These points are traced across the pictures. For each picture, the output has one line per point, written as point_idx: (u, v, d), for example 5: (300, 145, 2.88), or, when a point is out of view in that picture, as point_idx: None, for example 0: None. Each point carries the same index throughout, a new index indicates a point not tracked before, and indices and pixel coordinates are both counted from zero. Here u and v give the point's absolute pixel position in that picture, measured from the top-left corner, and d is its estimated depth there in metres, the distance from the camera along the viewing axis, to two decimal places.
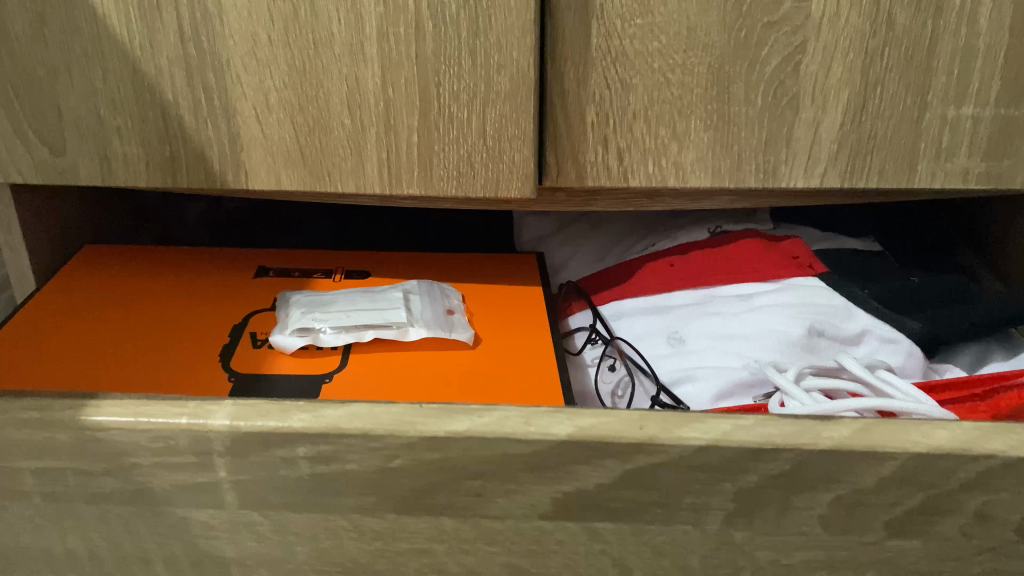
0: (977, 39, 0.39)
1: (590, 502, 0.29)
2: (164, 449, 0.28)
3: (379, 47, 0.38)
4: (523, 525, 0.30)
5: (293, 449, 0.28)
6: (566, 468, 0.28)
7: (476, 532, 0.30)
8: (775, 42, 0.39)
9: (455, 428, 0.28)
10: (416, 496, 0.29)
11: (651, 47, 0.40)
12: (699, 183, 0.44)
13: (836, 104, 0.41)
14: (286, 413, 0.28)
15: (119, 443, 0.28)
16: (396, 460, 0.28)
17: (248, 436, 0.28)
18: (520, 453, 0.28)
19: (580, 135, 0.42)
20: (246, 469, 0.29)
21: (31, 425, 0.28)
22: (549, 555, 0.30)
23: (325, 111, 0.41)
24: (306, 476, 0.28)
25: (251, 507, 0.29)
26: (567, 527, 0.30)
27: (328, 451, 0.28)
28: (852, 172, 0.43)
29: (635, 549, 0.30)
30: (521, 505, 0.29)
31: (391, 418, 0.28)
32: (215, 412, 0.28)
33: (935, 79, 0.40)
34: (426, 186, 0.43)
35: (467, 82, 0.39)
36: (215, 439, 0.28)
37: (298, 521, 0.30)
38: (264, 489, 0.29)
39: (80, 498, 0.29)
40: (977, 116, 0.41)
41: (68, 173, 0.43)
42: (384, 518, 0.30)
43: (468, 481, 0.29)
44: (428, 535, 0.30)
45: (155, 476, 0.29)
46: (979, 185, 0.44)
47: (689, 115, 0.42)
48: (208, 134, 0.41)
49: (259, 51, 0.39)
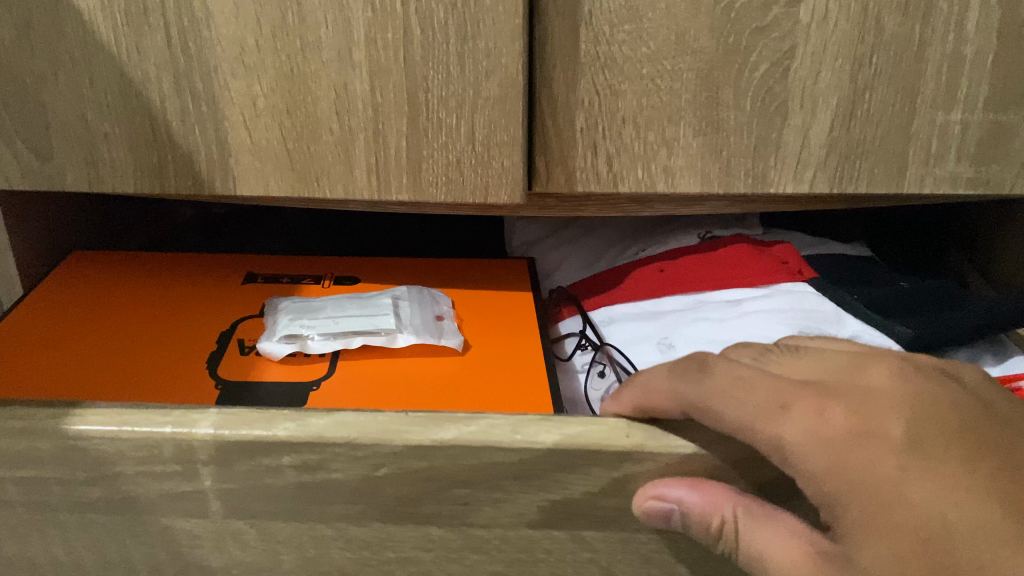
0: (964, 45, 0.40)
1: (577, 510, 0.29)
2: (149, 458, 0.28)
3: (367, 53, 0.38)
4: (511, 533, 0.30)
5: (280, 458, 0.28)
6: (554, 476, 0.28)
7: (464, 540, 0.30)
8: (764, 48, 0.40)
9: (441, 437, 0.27)
10: (404, 505, 0.29)
11: (640, 52, 0.40)
12: (689, 189, 0.44)
13: (825, 109, 0.41)
14: (272, 421, 0.28)
15: (102, 452, 0.28)
16: (382, 469, 0.28)
17: (233, 445, 0.27)
18: (509, 461, 0.28)
19: (569, 141, 0.43)
20: (231, 478, 0.28)
21: (14, 434, 0.27)
22: (538, 563, 0.30)
23: (314, 116, 0.40)
24: (292, 484, 0.28)
25: (237, 516, 0.29)
26: (554, 535, 0.30)
27: (313, 460, 0.28)
28: (841, 178, 0.44)
29: (622, 557, 0.30)
30: (509, 513, 0.29)
31: (378, 426, 0.27)
32: (200, 421, 0.28)
33: (923, 84, 0.41)
34: (416, 192, 0.43)
35: (457, 87, 0.39)
36: (200, 448, 0.27)
37: (284, 530, 0.30)
38: (250, 497, 0.29)
39: (64, 507, 0.29)
40: (965, 121, 0.42)
41: (53, 178, 0.42)
42: (371, 527, 0.29)
43: (458, 490, 0.28)
44: (416, 544, 0.30)
45: (139, 485, 0.28)
46: (967, 189, 0.44)
47: (678, 120, 0.42)
48: (196, 139, 0.41)
49: (247, 57, 0.39)
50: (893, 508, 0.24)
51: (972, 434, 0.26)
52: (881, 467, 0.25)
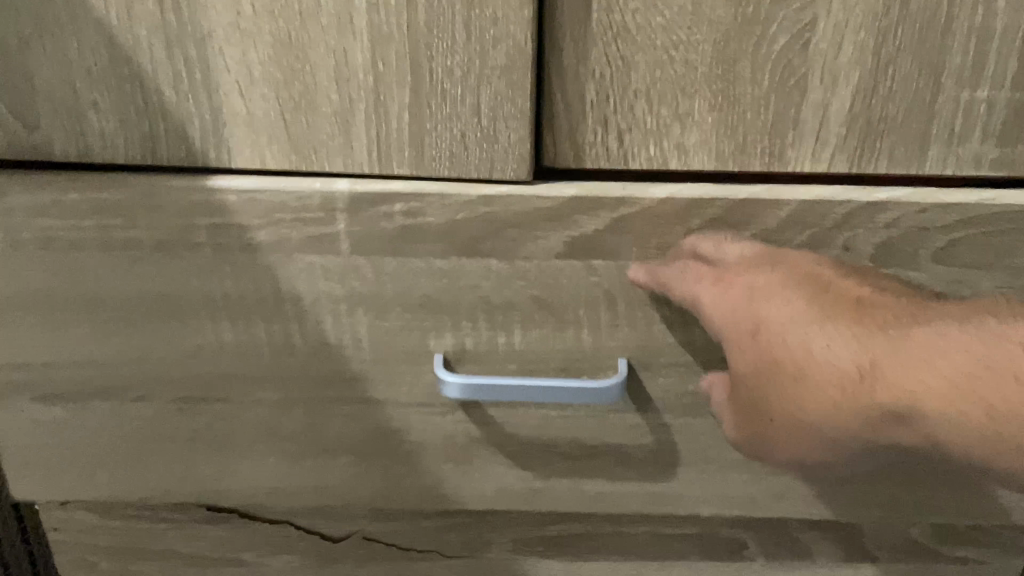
0: (994, 19, 0.38)
1: (587, 245, 0.44)
2: (305, 208, 0.42)
3: (368, 19, 0.38)
4: (543, 264, 0.44)
5: (392, 207, 0.42)
6: (572, 218, 0.43)
7: (511, 270, 0.44)
8: (784, 19, 0.39)
9: (499, 190, 0.42)
10: (474, 242, 0.43)
11: (654, 22, 0.39)
12: (702, 167, 0.43)
13: (845, 85, 0.40)
14: (389, 181, 0.42)
15: (271, 202, 0.42)
16: (461, 214, 0.42)
17: (364, 197, 0.42)
18: (543, 208, 0.42)
19: (579, 114, 0.42)
20: (360, 223, 0.43)
21: (211, 192, 0.42)
22: (560, 286, 0.45)
23: (311, 86, 0.39)
24: (399, 227, 0.43)
25: (360, 253, 0.44)
26: (572, 264, 0.44)
27: (415, 208, 0.42)
28: (861, 157, 0.42)
29: (615, 280, 0.45)
30: (542, 249, 0.44)
31: (458, 184, 0.42)
32: (340, 184, 0.42)
33: (949, 59, 0.39)
34: (418, 166, 0.42)
35: (461, 57, 0.39)
36: (340, 199, 0.42)
37: (391, 264, 0.44)
38: (372, 237, 0.43)
39: (239, 249, 0.43)
40: (992, 99, 0.40)
41: (41, 149, 0.41)
42: (450, 260, 0.44)
43: (509, 230, 0.43)
44: (480, 274, 0.44)
45: (295, 231, 0.43)
46: (991, 171, 0.43)
47: (692, 94, 0.41)
48: (189, 108, 0.40)
49: (242, 23, 0.38)
50: (759, 347, 0.41)
51: (807, 276, 0.41)
52: (748, 323, 0.42)
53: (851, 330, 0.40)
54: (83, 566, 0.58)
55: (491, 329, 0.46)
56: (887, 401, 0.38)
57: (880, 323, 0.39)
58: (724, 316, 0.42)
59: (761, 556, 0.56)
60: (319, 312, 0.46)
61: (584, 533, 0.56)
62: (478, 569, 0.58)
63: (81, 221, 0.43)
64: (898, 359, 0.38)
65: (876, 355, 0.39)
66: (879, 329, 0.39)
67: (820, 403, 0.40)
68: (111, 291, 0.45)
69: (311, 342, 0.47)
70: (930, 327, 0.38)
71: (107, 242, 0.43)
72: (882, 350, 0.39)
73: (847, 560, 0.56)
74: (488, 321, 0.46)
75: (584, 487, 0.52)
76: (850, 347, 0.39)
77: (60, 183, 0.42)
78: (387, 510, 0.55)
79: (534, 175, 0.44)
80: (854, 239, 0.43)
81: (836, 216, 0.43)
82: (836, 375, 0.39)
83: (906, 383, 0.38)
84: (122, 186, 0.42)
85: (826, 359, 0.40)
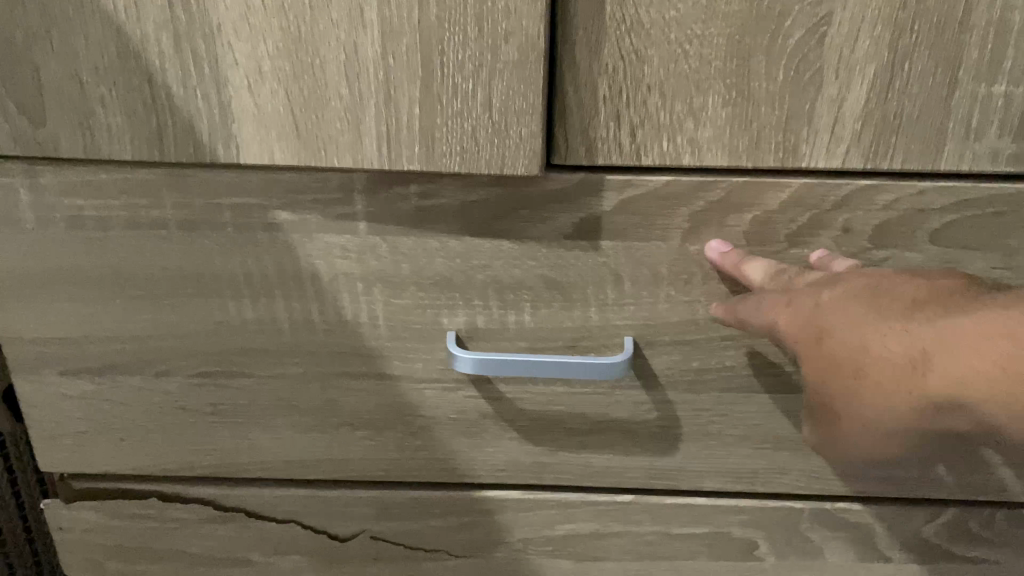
0: (1013, 12, 0.38)
1: (596, 225, 0.45)
2: (323, 189, 0.44)
3: (378, 14, 0.38)
4: (553, 245, 0.46)
5: (407, 188, 0.44)
6: (580, 199, 0.44)
7: (522, 250, 0.46)
8: (799, 13, 0.39)
9: None
10: (486, 222, 0.45)
11: (667, 16, 0.39)
12: (715, 163, 0.43)
13: (861, 79, 0.40)
14: None
15: (291, 182, 0.44)
16: (474, 194, 0.44)
17: (380, 177, 0.44)
18: (553, 190, 0.44)
19: (591, 110, 0.42)
20: (376, 203, 0.44)
21: (233, 173, 0.44)
22: (570, 266, 0.46)
23: (321, 81, 0.40)
24: (414, 207, 0.44)
25: (375, 233, 0.45)
26: (580, 245, 0.46)
27: (431, 188, 0.44)
28: (875, 152, 0.42)
29: (622, 259, 0.46)
30: (552, 229, 0.45)
31: None
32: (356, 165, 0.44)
33: (967, 53, 0.39)
34: (428, 163, 0.42)
35: (471, 52, 0.39)
36: (357, 180, 0.44)
37: (406, 244, 0.46)
38: (388, 216, 0.45)
39: (259, 228, 0.45)
40: (1010, 94, 0.40)
41: (50, 144, 0.42)
42: (463, 241, 0.46)
43: (520, 211, 0.45)
44: (491, 253, 0.46)
45: (313, 212, 0.45)
46: (1009, 167, 0.42)
47: (706, 89, 0.41)
48: (197, 104, 0.41)
49: (251, 17, 0.38)
50: (816, 350, 0.42)
51: (866, 283, 0.41)
52: (807, 326, 0.42)
53: (909, 331, 0.39)
54: (92, 556, 0.58)
55: (502, 307, 0.48)
56: (938, 390, 0.39)
57: (946, 324, 0.39)
58: (788, 324, 0.42)
59: (771, 556, 0.56)
60: (336, 291, 0.47)
61: (593, 533, 0.56)
62: (486, 566, 0.58)
63: (108, 202, 0.45)
64: (952, 351, 0.38)
65: (930, 347, 0.39)
66: (940, 329, 0.39)
67: (869, 391, 0.41)
68: (139, 269, 0.47)
69: (328, 320, 0.48)
70: (992, 323, 0.38)
71: (133, 222, 0.45)
72: (935, 348, 0.39)
73: (857, 560, 0.56)
74: (499, 300, 0.48)
75: (590, 462, 0.53)
76: (904, 340, 0.40)
77: (85, 167, 0.44)
78: (394, 506, 0.55)
79: (546, 171, 0.44)
80: (858, 220, 0.44)
81: (840, 197, 0.44)
82: (886, 368, 0.40)
83: (958, 372, 0.38)
84: (147, 168, 0.44)
85: (873, 355, 0.40)
